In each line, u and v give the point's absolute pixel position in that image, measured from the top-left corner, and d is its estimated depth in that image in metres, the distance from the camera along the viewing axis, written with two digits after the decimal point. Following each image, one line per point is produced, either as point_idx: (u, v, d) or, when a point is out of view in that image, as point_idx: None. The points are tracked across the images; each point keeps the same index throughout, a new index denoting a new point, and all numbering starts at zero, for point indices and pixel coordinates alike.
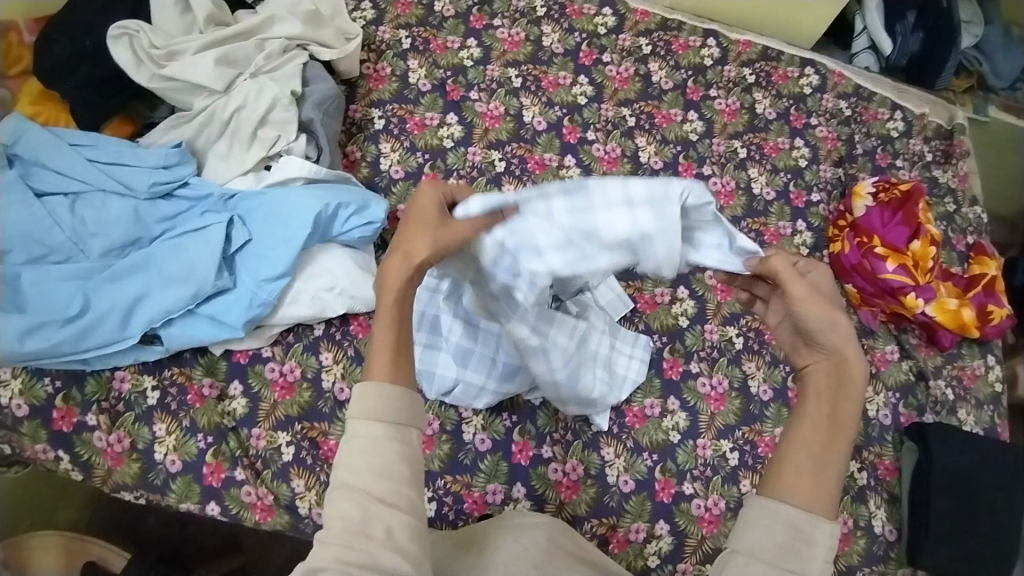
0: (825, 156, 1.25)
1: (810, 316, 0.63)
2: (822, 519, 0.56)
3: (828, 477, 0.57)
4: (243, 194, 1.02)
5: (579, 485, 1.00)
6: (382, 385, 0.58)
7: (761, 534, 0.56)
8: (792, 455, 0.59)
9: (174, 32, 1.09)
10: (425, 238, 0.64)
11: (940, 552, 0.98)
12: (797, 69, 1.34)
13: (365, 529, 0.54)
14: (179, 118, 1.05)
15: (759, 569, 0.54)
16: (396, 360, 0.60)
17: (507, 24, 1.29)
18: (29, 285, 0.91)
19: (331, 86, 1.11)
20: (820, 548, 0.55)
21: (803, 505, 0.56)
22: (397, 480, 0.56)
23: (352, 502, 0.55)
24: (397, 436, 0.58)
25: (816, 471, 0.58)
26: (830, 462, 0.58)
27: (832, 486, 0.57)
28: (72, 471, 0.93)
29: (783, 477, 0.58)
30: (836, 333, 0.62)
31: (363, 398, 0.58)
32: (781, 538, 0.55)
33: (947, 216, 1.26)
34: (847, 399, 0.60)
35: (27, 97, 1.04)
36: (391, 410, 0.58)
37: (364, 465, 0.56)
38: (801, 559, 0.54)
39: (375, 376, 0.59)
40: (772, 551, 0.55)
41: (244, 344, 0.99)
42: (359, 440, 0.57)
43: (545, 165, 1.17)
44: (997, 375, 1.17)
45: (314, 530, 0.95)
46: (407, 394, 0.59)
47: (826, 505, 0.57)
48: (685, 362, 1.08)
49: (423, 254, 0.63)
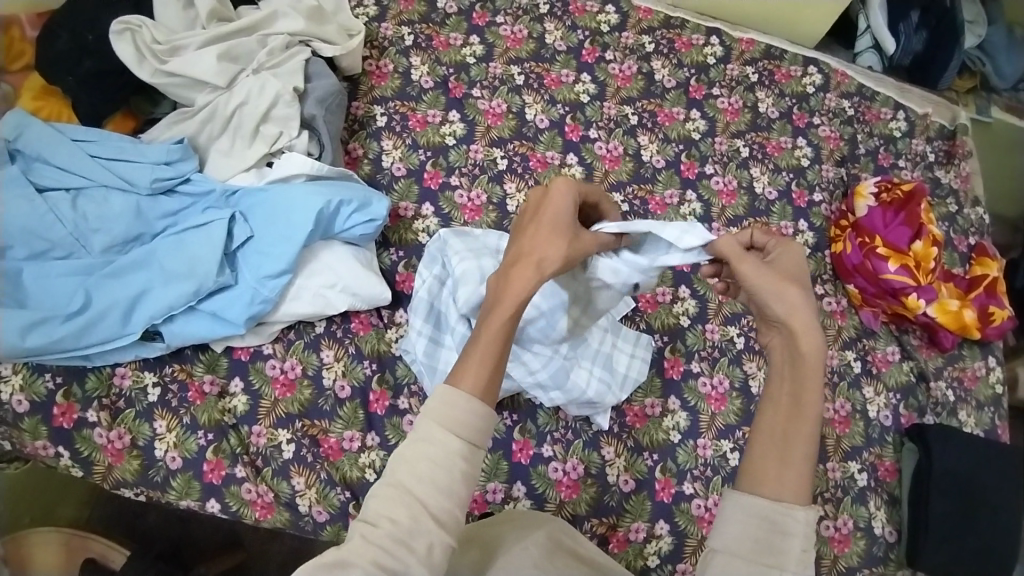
0: (827, 156, 1.25)
1: (760, 294, 0.69)
2: (794, 508, 0.61)
3: (795, 464, 0.63)
4: (244, 190, 1.02)
5: (580, 484, 0.99)
6: (466, 398, 0.60)
7: (736, 531, 0.61)
8: (763, 448, 0.65)
9: (176, 27, 1.09)
10: (555, 249, 0.67)
11: (938, 553, 0.99)
12: (800, 68, 1.34)
13: (407, 541, 0.57)
14: (181, 113, 1.05)
15: (739, 566, 0.60)
16: (487, 376, 0.62)
17: (510, 21, 1.29)
18: (31, 281, 0.91)
19: (333, 83, 1.11)
20: (795, 539, 0.60)
21: (773, 497, 0.62)
22: (454, 500, 0.59)
23: (401, 505, 0.58)
24: (467, 454, 0.60)
25: (783, 459, 0.63)
26: (795, 444, 0.64)
27: (801, 473, 0.63)
28: (72, 468, 0.92)
29: (756, 472, 0.64)
30: (788, 307, 0.67)
31: (445, 405, 0.60)
32: (755, 533, 0.61)
33: (949, 217, 1.26)
34: (806, 372, 0.66)
35: (28, 92, 1.04)
36: (469, 428, 0.60)
37: (429, 473, 0.59)
38: (778, 551, 0.60)
39: (465, 386, 0.61)
40: (748, 548, 0.60)
41: (245, 341, 0.99)
42: (430, 447, 0.59)
43: (547, 164, 1.17)
44: (997, 376, 1.17)
45: (314, 527, 0.95)
46: (487, 414, 0.61)
47: (797, 493, 0.62)
48: (686, 362, 1.08)
49: (552, 265, 0.66)
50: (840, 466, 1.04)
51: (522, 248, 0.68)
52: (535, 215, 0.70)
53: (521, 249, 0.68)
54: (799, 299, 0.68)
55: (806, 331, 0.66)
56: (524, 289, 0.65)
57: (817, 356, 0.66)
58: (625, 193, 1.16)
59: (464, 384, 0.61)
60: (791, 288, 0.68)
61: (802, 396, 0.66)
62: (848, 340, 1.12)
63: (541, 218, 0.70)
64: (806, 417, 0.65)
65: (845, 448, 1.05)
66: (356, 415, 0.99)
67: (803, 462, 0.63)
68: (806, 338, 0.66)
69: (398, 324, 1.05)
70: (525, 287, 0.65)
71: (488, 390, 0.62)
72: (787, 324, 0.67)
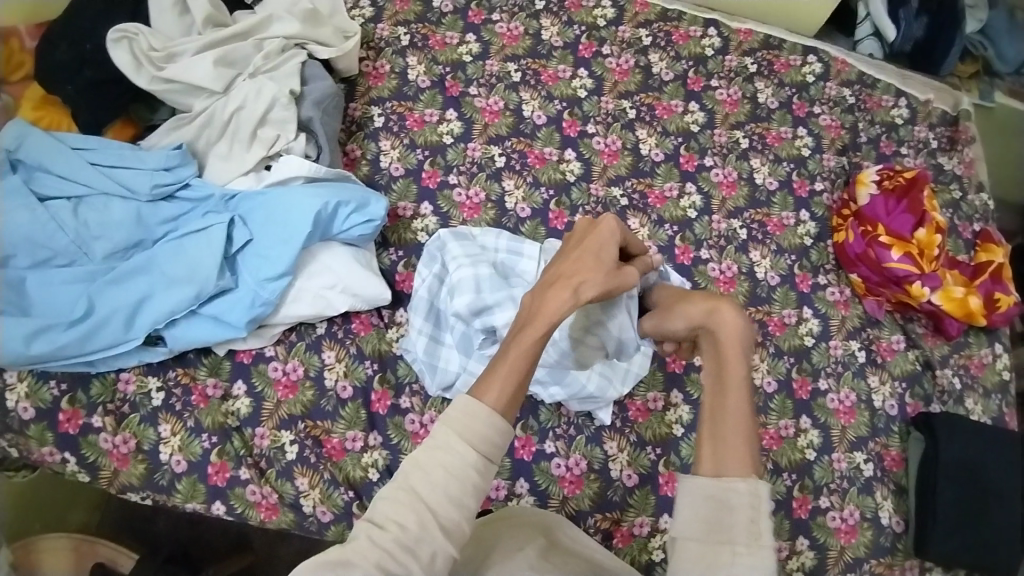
0: (829, 145, 1.24)
1: (665, 322, 0.86)
2: (736, 483, 0.62)
3: (732, 442, 0.65)
4: (243, 194, 1.02)
5: (583, 480, 0.99)
6: (488, 411, 0.62)
7: (688, 514, 0.62)
8: (703, 436, 0.67)
9: (173, 34, 1.09)
10: (592, 279, 0.73)
11: (946, 543, 0.98)
12: (800, 57, 1.32)
13: (413, 548, 0.57)
14: (179, 119, 1.05)
15: (693, 544, 0.61)
16: (510, 393, 0.64)
17: (505, 18, 1.29)
18: (34, 289, 0.92)
19: (329, 84, 1.11)
20: (741, 512, 0.61)
21: (715, 476, 0.64)
22: (463, 512, 0.59)
23: (411, 511, 0.58)
24: (480, 468, 0.61)
25: (719, 440, 0.66)
26: (727, 426, 0.67)
27: (740, 448, 0.65)
28: (79, 473, 0.94)
29: (699, 460, 0.66)
30: (691, 320, 0.81)
31: (467, 416, 0.61)
32: (705, 512, 0.62)
33: (954, 204, 1.24)
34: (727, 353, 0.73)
35: (28, 103, 1.05)
36: (486, 443, 0.61)
37: (442, 482, 0.59)
38: (726, 528, 0.60)
39: (487, 400, 0.63)
40: (699, 528, 0.61)
41: (247, 344, 0.99)
42: (446, 455, 0.60)
43: (545, 160, 1.17)
44: (1005, 363, 1.15)
45: (319, 527, 0.96)
46: (506, 433, 0.63)
47: (739, 466, 0.64)
48: (688, 356, 1.08)
49: (582, 290, 0.72)
50: (845, 457, 1.03)
51: (561, 269, 0.75)
52: (579, 245, 0.77)
53: (560, 271, 0.74)
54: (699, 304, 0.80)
55: (718, 324, 0.76)
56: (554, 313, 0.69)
57: (729, 336, 0.74)
58: (624, 188, 1.16)
59: (487, 397, 0.64)
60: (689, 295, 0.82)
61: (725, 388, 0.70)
62: (852, 330, 1.11)
63: (586, 248, 0.77)
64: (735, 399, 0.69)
65: (850, 439, 1.04)
66: (358, 415, 0.99)
67: (740, 438, 0.66)
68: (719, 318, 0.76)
69: (398, 324, 1.06)
70: (555, 311, 0.69)
71: (509, 407, 0.64)
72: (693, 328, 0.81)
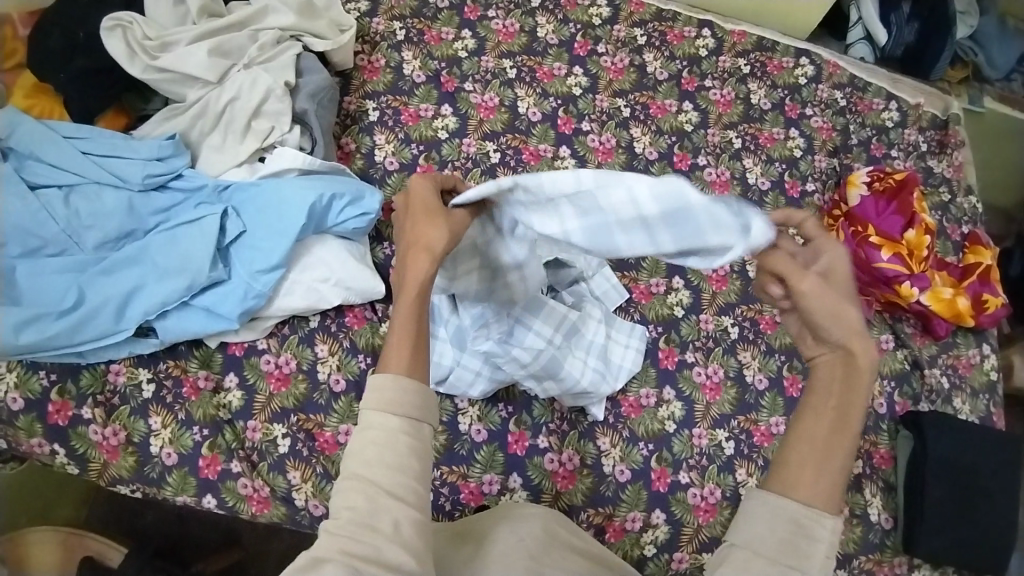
0: (820, 147, 1.26)
1: (818, 320, 0.60)
2: (825, 514, 0.55)
3: (833, 472, 0.57)
4: (237, 185, 1.02)
5: (576, 475, 1.00)
6: (393, 377, 0.58)
7: (761, 528, 0.56)
8: (799, 451, 0.58)
9: (167, 23, 1.08)
10: (439, 228, 0.65)
11: (935, 540, 0.99)
12: (792, 59, 1.34)
13: (372, 523, 0.54)
14: (172, 110, 1.05)
15: (757, 563, 0.55)
16: (415, 350, 0.61)
17: (501, 15, 1.29)
18: (24, 278, 0.91)
19: (324, 77, 1.11)
20: (822, 545, 0.55)
21: (805, 500, 0.56)
22: (410, 475, 0.56)
23: (359, 493, 0.55)
24: (410, 430, 0.57)
25: (819, 466, 0.57)
26: (833, 456, 0.57)
27: (837, 480, 0.57)
28: (68, 465, 0.92)
29: (788, 472, 0.58)
30: (849, 332, 0.59)
31: (377, 391, 0.58)
32: (781, 533, 0.55)
33: (942, 206, 1.26)
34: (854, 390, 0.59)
35: (20, 91, 1.03)
36: (405, 404, 0.58)
37: (376, 457, 0.56)
38: (802, 554, 0.54)
39: (390, 368, 0.59)
40: (771, 546, 0.55)
41: (239, 336, 0.99)
42: (371, 431, 0.57)
43: (540, 156, 1.17)
44: (992, 364, 1.17)
45: (311, 521, 0.95)
46: (423, 388, 0.59)
47: (830, 499, 0.56)
48: (681, 352, 1.08)
49: (440, 243, 0.65)
50: None
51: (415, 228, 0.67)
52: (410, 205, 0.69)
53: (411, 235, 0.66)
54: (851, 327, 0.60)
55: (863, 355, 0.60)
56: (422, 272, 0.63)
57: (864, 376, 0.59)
58: None
59: (390, 365, 0.60)
60: (850, 307, 0.60)
61: (848, 406, 0.59)
62: None
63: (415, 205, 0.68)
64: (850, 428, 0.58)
65: None
66: (351, 409, 0.99)
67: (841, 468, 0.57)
68: (858, 360, 0.59)
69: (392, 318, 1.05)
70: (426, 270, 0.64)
71: (415, 363, 0.60)
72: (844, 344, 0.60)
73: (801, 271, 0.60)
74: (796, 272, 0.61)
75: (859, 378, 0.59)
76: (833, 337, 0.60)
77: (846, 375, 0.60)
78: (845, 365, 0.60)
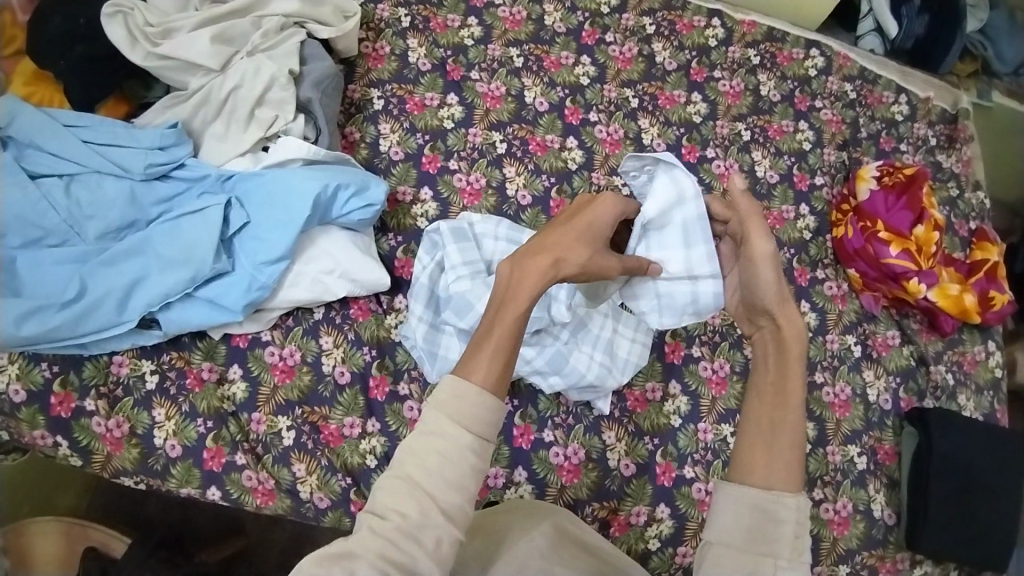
0: (829, 140, 1.24)
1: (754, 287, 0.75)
2: (785, 496, 0.63)
3: (783, 452, 0.65)
4: (241, 175, 1.00)
5: (581, 469, 0.99)
6: (476, 391, 0.59)
7: (731, 521, 0.63)
8: (746, 442, 0.67)
9: (168, 9, 1.07)
10: (574, 251, 0.68)
11: (937, 537, 0.99)
12: (802, 51, 1.32)
13: (418, 536, 0.56)
14: (174, 97, 1.03)
15: (733, 556, 0.62)
16: (501, 369, 0.61)
17: (508, 2, 1.27)
18: (26, 269, 0.90)
19: (329, 65, 1.09)
20: (788, 525, 0.62)
21: (764, 487, 0.64)
22: (463, 494, 0.57)
23: (411, 499, 0.57)
24: (478, 449, 0.58)
25: (770, 450, 0.66)
26: (780, 434, 0.67)
27: (789, 461, 0.65)
28: (70, 457, 0.92)
29: (744, 464, 0.66)
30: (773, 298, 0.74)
31: (456, 399, 0.58)
32: (750, 522, 0.63)
33: (950, 201, 1.25)
34: (789, 357, 0.71)
35: (20, 77, 1.02)
36: (481, 422, 0.59)
37: (438, 468, 0.57)
38: (770, 540, 0.62)
39: (476, 378, 0.60)
40: (742, 536, 0.62)
41: (243, 328, 0.98)
42: (440, 440, 0.58)
43: (547, 147, 1.15)
44: (997, 360, 1.17)
45: (315, 514, 0.95)
46: (501, 409, 0.60)
47: (786, 480, 0.64)
48: (687, 347, 1.08)
49: (567, 267, 0.67)
50: (840, 449, 1.04)
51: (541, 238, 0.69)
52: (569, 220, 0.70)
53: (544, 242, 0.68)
54: (778, 293, 0.74)
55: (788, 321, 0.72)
56: (537, 286, 0.65)
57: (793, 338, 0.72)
58: None
59: (476, 377, 0.60)
60: (770, 275, 0.75)
61: (785, 382, 0.69)
62: (849, 325, 1.12)
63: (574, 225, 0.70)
64: (790, 404, 0.68)
65: (845, 432, 1.05)
66: (356, 401, 0.98)
67: (790, 449, 0.65)
68: (788, 325, 0.72)
69: (397, 310, 1.05)
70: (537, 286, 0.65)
71: (500, 382, 0.61)
72: (770, 313, 0.73)
73: (767, 236, 0.75)
74: (757, 235, 0.76)
75: (789, 345, 0.71)
76: (765, 308, 0.74)
77: (778, 351, 0.72)
78: (778, 338, 0.73)
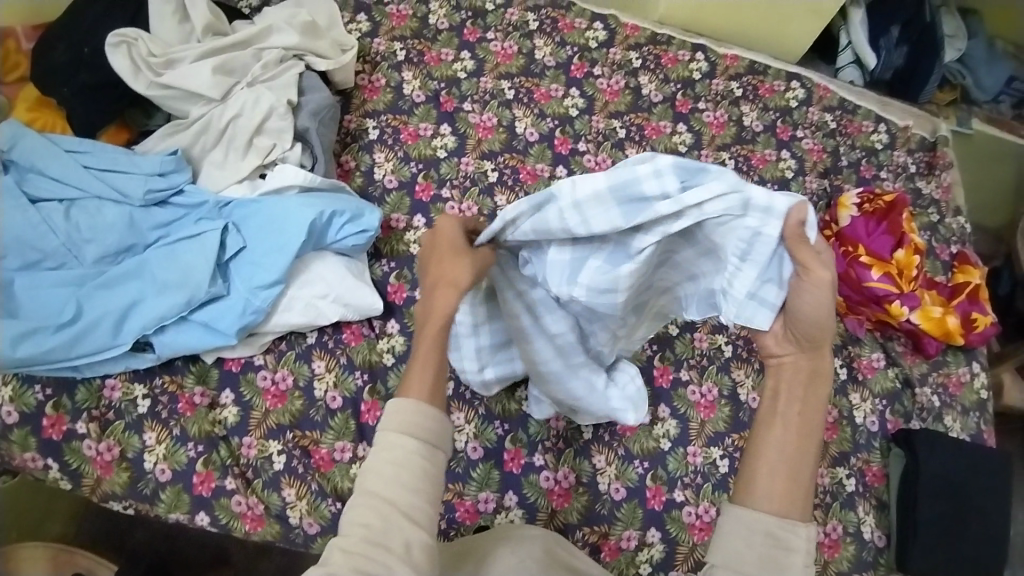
0: (811, 168, 1.28)
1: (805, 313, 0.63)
2: (798, 523, 0.57)
3: (801, 481, 0.59)
4: (238, 202, 1.02)
5: (571, 493, 1.00)
6: (413, 404, 0.60)
7: (740, 545, 0.57)
8: (764, 461, 0.60)
9: (171, 40, 1.10)
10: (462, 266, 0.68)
11: (928, 559, 0.99)
12: (784, 83, 1.37)
13: (383, 543, 0.55)
14: (175, 125, 1.06)
15: None
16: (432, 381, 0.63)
17: (500, 37, 1.32)
18: (22, 291, 0.91)
19: (325, 96, 1.13)
20: (799, 554, 0.56)
21: (781, 513, 0.58)
22: (424, 497, 0.58)
23: (371, 510, 0.57)
24: (427, 454, 0.59)
25: (792, 476, 0.59)
26: (804, 462, 0.60)
27: (804, 488, 0.59)
28: (60, 481, 0.92)
29: (758, 484, 0.60)
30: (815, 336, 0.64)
31: (398, 413, 0.60)
32: (759, 547, 0.56)
33: (931, 227, 1.29)
34: (817, 394, 0.63)
35: (22, 105, 1.05)
36: (424, 429, 0.60)
37: (393, 476, 0.58)
38: (781, 566, 0.55)
39: (412, 394, 0.61)
40: (753, 561, 0.56)
41: (237, 352, 0.99)
42: (391, 452, 0.58)
43: (537, 175, 1.18)
44: (981, 382, 1.19)
45: (305, 540, 0.94)
46: (440, 417, 0.61)
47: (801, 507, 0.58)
48: (675, 371, 1.09)
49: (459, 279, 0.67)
50: (828, 472, 1.05)
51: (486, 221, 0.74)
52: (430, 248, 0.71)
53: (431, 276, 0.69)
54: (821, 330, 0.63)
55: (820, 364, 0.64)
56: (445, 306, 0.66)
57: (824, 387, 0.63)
58: None
59: (411, 394, 0.62)
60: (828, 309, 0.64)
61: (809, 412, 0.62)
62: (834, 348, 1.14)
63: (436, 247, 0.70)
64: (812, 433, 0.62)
65: (833, 454, 1.07)
66: (347, 425, 0.98)
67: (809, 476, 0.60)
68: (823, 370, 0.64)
69: (389, 335, 1.05)
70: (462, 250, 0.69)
71: (434, 393, 0.62)
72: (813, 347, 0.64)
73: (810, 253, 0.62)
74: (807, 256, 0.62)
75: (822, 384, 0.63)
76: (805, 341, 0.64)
77: (810, 385, 0.63)
78: (811, 373, 0.64)
